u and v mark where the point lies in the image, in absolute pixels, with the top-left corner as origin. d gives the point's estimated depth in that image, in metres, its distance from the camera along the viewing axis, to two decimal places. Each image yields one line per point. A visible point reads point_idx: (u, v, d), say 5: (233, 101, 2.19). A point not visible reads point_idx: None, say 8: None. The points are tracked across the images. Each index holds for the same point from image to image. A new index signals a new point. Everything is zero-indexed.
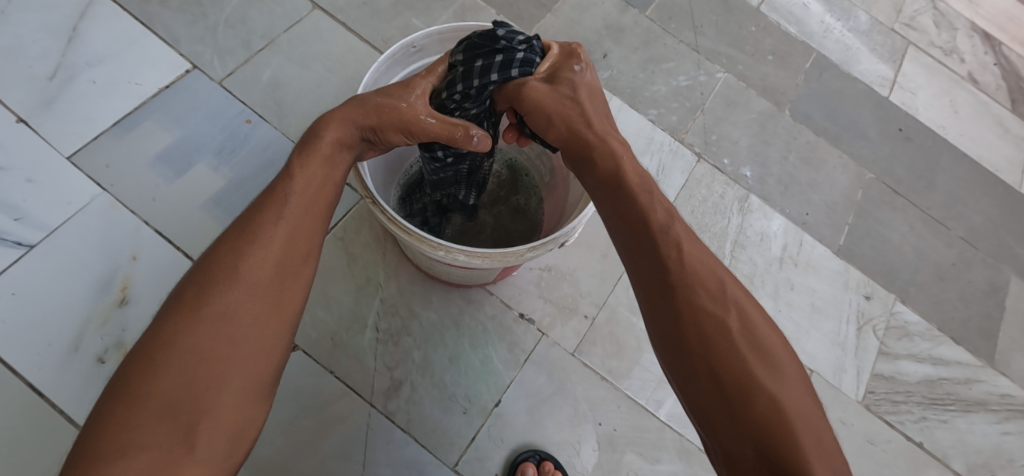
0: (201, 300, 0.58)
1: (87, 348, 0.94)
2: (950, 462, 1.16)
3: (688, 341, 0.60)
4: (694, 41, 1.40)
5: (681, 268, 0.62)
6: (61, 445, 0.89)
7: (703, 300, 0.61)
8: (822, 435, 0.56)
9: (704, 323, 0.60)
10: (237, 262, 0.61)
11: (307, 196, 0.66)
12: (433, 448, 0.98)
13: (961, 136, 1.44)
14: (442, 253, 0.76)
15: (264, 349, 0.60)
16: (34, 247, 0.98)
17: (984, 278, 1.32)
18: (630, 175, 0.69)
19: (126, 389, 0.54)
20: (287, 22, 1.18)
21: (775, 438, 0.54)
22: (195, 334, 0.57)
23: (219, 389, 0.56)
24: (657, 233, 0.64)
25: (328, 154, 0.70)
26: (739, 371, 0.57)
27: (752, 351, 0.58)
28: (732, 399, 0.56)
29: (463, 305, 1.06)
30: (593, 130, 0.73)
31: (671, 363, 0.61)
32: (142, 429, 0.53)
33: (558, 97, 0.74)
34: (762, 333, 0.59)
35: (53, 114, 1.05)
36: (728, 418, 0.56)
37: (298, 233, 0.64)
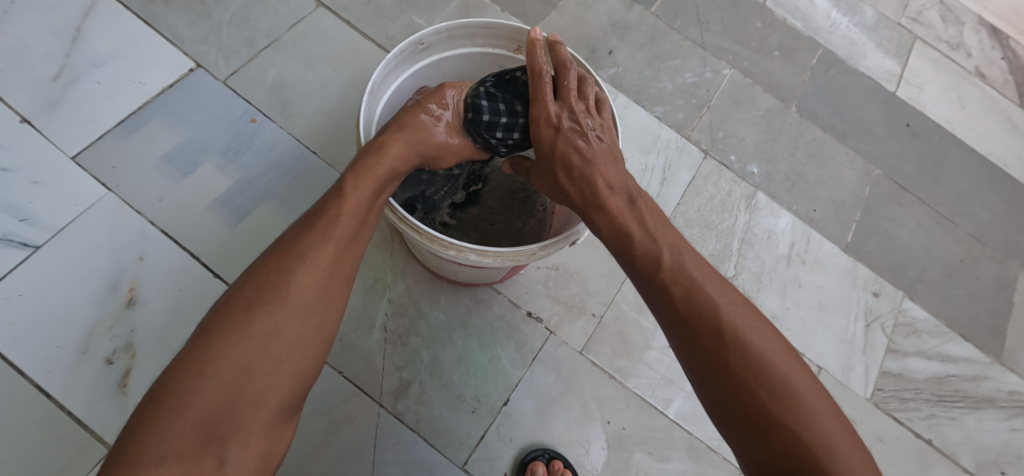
0: (248, 316, 0.61)
1: (96, 349, 0.94)
2: (959, 459, 1.16)
3: (718, 373, 0.66)
4: (700, 38, 1.39)
5: (683, 308, 0.68)
6: (71, 447, 0.89)
7: (705, 338, 0.67)
8: (840, 451, 0.61)
9: (712, 360, 0.66)
10: (284, 282, 0.63)
11: (354, 219, 0.69)
12: (442, 448, 0.98)
13: (969, 132, 1.43)
14: (453, 253, 0.75)
15: (301, 370, 0.62)
16: (41, 248, 0.97)
17: (992, 274, 1.31)
18: (628, 223, 0.74)
19: (168, 399, 0.56)
20: (291, 21, 1.17)
21: (794, 461, 0.61)
22: (239, 349, 0.59)
23: (255, 406, 0.59)
24: (669, 273, 0.70)
25: (380, 178, 0.72)
26: (752, 404, 0.64)
27: (757, 382, 0.64)
28: (765, 424, 0.63)
29: (471, 305, 1.06)
30: (578, 196, 0.78)
31: (706, 393, 0.67)
32: (176, 439, 0.55)
33: (545, 171, 0.81)
34: (770, 360, 0.65)
35: (58, 115, 1.05)
36: (745, 444, 0.64)
37: (341, 254, 0.67)
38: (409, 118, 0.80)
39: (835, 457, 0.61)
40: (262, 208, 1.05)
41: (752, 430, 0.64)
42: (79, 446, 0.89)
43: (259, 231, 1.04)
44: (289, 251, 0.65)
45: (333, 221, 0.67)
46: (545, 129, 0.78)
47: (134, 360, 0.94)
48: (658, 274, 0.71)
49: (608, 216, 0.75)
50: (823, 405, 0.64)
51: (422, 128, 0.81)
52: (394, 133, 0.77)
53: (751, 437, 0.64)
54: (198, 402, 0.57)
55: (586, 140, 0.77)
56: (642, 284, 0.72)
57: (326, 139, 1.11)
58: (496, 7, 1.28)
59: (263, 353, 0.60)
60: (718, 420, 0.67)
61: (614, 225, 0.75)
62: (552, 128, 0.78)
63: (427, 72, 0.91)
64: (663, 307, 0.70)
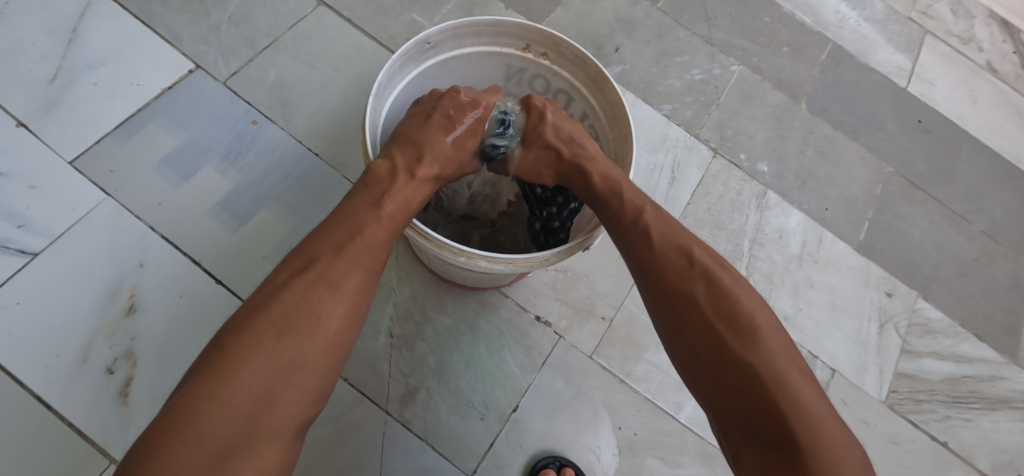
0: (269, 340, 0.59)
1: (96, 358, 0.92)
2: (975, 461, 1.14)
3: (691, 321, 0.67)
4: (708, 34, 1.37)
5: (656, 252, 0.71)
6: (72, 458, 0.87)
7: (674, 280, 0.69)
8: (802, 393, 0.62)
9: (679, 301, 0.68)
10: (306, 306, 0.62)
11: (379, 246, 0.68)
12: (451, 456, 0.96)
13: (981, 127, 1.41)
14: (463, 260, 0.73)
15: (318, 396, 0.62)
16: (39, 254, 0.95)
17: (1007, 272, 1.29)
18: (599, 179, 0.78)
19: (181, 421, 0.54)
20: (291, 20, 1.15)
21: (753, 397, 0.62)
22: (257, 370, 0.58)
23: (272, 433, 0.58)
24: (644, 223, 0.73)
25: (405, 207, 0.72)
26: (715, 343, 0.65)
27: (722, 319, 0.65)
28: (737, 364, 0.63)
29: (478, 309, 1.04)
30: (564, 160, 0.83)
31: (676, 344, 0.68)
32: (189, 460, 0.53)
33: (538, 149, 0.85)
34: (737, 299, 0.66)
35: (54, 118, 1.02)
36: (705, 384, 0.66)
37: (366, 280, 0.66)
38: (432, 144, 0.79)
39: (794, 395, 0.61)
40: (264, 212, 1.03)
41: (712, 369, 0.65)
42: (80, 457, 0.87)
43: (261, 235, 1.01)
44: (311, 272, 0.63)
45: (363, 247, 0.66)
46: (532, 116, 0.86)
47: (135, 368, 0.92)
48: (634, 220, 0.73)
49: (596, 166, 0.80)
50: (788, 348, 0.65)
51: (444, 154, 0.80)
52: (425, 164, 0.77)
53: (710, 375, 0.65)
54: (213, 422, 0.55)
55: (567, 119, 0.86)
56: (619, 233, 0.75)
57: (328, 141, 1.08)
58: (500, 5, 1.26)
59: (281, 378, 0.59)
60: (681, 362, 0.68)
61: (606, 172, 0.79)
62: (541, 104, 0.86)
63: (432, 71, 0.89)
64: (636, 251, 0.72)
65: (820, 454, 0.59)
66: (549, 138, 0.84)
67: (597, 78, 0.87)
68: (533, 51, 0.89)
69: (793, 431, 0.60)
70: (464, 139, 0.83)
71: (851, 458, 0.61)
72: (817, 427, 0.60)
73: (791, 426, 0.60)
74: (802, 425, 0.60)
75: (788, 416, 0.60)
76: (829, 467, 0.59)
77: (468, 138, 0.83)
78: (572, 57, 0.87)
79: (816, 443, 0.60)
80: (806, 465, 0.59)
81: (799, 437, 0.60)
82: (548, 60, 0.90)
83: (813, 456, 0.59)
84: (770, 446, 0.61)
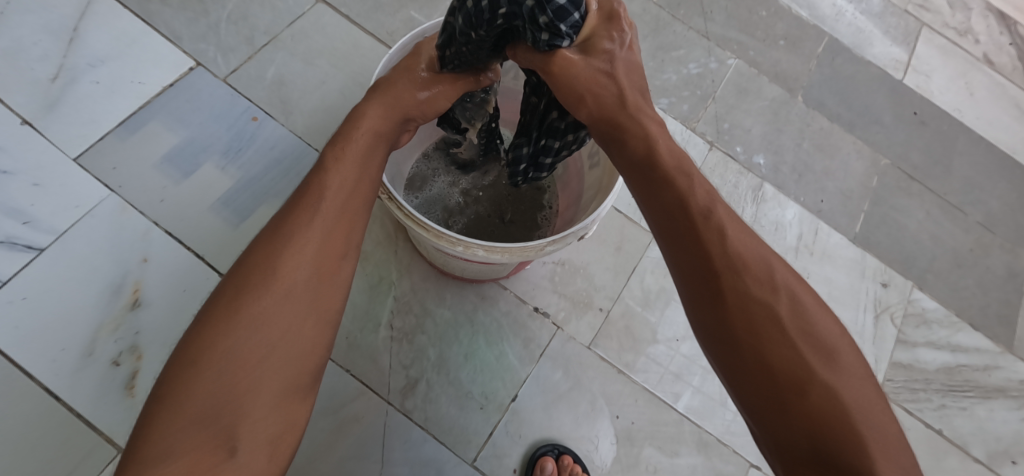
0: (232, 304, 0.55)
1: (102, 352, 0.93)
2: (970, 449, 1.15)
3: (751, 335, 0.55)
4: (704, 28, 1.37)
5: (732, 257, 0.58)
6: (79, 450, 0.89)
7: (752, 289, 0.57)
8: (884, 427, 0.53)
9: (757, 315, 0.56)
10: (269, 262, 0.57)
11: (342, 189, 0.62)
12: (451, 446, 0.97)
13: (977, 119, 1.42)
14: (460, 249, 0.74)
15: (301, 351, 0.56)
16: (44, 251, 0.97)
17: (1003, 263, 1.30)
18: (663, 157, 0.63)
19: (166, 394, 0.52)
20: (289, 18, 1.16)
21: (837, 432, 0.51)
22: (234, 336, 0.54)
23: (254, 396, 0.53)
24: (700, 216, 0.59)
25: (360, 145, 0.66)
26: (799, 366, 0.54)
27: (799, 335, 0.55)
28: (803, 393, 0.53)
29: (477, 301, 1.05)
30: (626, 109, 0.65)
31: (721, 357, 0.57)
32: (179, 434, 0.51)
33: (598, 73, 0.65)
34: (817, 323, 0.56)
35: (57, 116, 1.04)
36: (767, 413, 0.54)
37: (328, 230, 0.60)
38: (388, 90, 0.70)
39: (870, 435, 0.52)
40: (265, 208, 1.04)
41: (792, 398, 0.53)
42: (88, 448, 0.89)
43: None
44: (279, 229, 0.59)
45: (331, 197, 0.61)
46: (607, 34, 0.65)
47: (141, 361, 0.93)
48: (700, 214, 0.59)
49: (659, 132, 0.65)
50: (870, 377, 0.55)
51: (405, 99, 0.70)
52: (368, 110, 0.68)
53: (779, 403, 0.54)
54: (196, 394, 0.52)
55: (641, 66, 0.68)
56: (679, 225, 0.60)
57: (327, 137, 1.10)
58: None
59: (252, 337, 0.54)
60: (735, 387, 0.56)
61: (672, 144, 0.65)
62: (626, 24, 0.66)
63: None
64: (705, 255, 0.58)
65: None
66: (619, 72, 0.66)
67: None
68: None
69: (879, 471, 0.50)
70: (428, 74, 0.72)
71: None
72: (902, 464, 0.52)
73: (877, 462, 0.50)
74: (888, 460, 0.51)
75: (873, 452, 0.51)
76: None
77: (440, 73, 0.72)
78: None
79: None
80: None
81: None
82: None
83: None
84: None
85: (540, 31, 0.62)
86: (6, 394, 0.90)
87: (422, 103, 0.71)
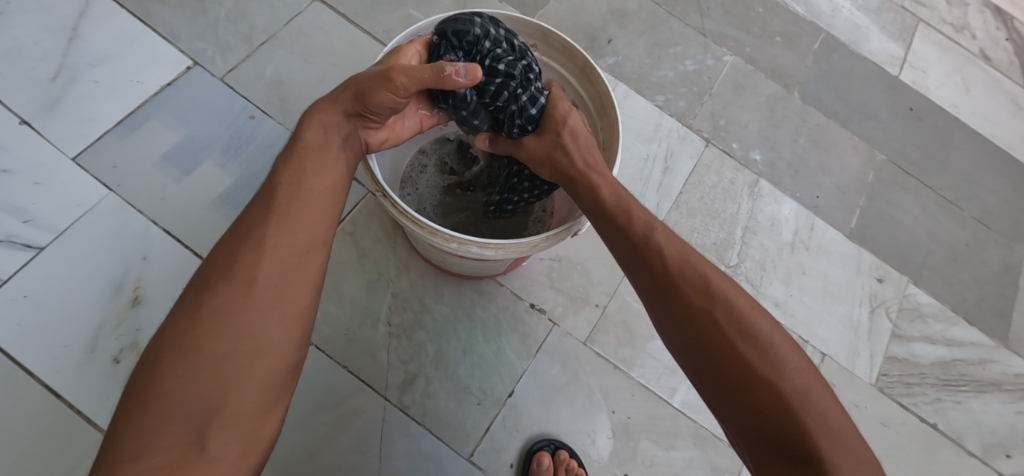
0: (202, 307, 0.59)
1: (103, 349, 0.94)
2: (965, 442, 1.16)
3: (700, 339, 0.66)
4: (701, 25, 1.38)
5: (670, 272, 0.69)
6: (81, 446, 0.90)
7: (692, 300, 0.67)
8: (822, 406, 0.62)
9: (700, 321, 0.66)
10: (235, 267, 0.62)
11: (299, 193, 0.66)
12: (449, 440, 0.98)
13: (974, 115, 1.42)
14: (454, 246, 0.75)
15: (268, 349, 0.60)
16: (44, 249, 0.98)
17: (998, 258, 1.31)
18: (609, 198, 0.75)
19: (144, 391, 0.56)
20: (287, 16, 1.17)
21: (780, 418, 0.61)
22: (202, 332, 0.58)
23: (229, 392, 0.57)
24: (642, 244, 0.71)
25: (314, 150, 0.69)
26: (742, 363, 0.64)
27: (739, 336, 0.65)
28: (747, 384, 0.63)
29: (475, 298, 1.06)
30: (576, 164, 0.77)
31: (684, 357, 0.68)
32: (157, 427, 0.54)
33: (551, 142, 0.80)
34: (756, 323, 0.65)
35: (57, 115, 1.05)
36: (726, 401, 0.64)
37: (292, 234, 0.64)
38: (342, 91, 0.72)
39: (811, 413, 0.61)
40: None
41: (737, 390, 0.63)
42: (91, 444, 0.90)
43: None
44: (241, 233, 0.64)
45: (291, 198, 0.66)
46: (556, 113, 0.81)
47: (141, 358, 0.95)
48: (643, 241, 0.72)
49: (605, 177, 0.76)
50: (807, 367, 0.64)
51: (359, 100, 0.71)
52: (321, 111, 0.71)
53: (732, 394, 0.64)
54: (171, 389, 0.56)
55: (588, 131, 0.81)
56: (630, 247, 0.72)
57: None
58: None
59: (222, 336, 0.58)
60: (698, 379, 0.67)
61: (614, 187, 0.75)
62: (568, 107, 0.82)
63: None
64: (651, 272, 0.70)
65: (844, 466, 0.60)
66: (565, 135, 0.79)
67: (586, 69, 0.86)
68: None
69: (817, 444, 0.60)
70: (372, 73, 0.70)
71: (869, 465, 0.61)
72: (840, 441, 0.61)
73: (816, 440, 0.60)
74: (826, 438, 0.60)
75: (811, 428, 0.60)
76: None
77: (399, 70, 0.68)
78: (561, 49, 0.87)
79: (837, 453, 0.60)
80: None
81: (824, 448, 0.60)
82: (538, 52, 0.90)
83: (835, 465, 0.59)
84: (794, 459, 0.60)
85: (513, 125, 0.82)
86: (9, 391, 0.91)
87: (369, 105, 0.71)
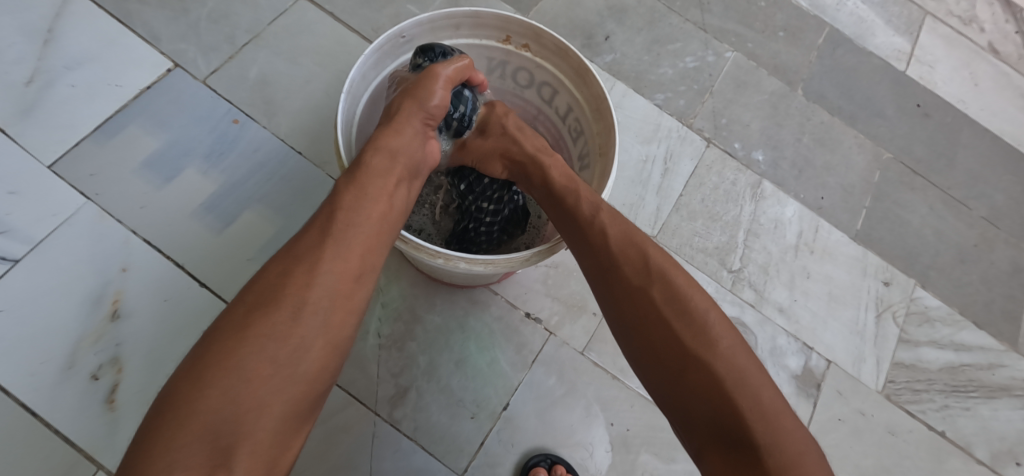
0: (247, 320, 0.56)
1: (82, 365, 0.91)
2: (973, 450, 1.13)
3: (644, 323, 0.64)
4: (701, 20, 1.34)
5: (613, 252, 0.68)
6: (59, 467, 0.87)
7: (631, 279, 0.66)
8: (760, 392, 0.59)
9: (639, 300, 0.65)
10: (287, 281, 0.58)
11: (360, 209, 0.63)
12: (442, 455, 0.95)
13: (982, 111, 1.38)
14: (440, 262, 0.71)
15: (304, 373, 0.57)
16: (21, 261, 0.94)
17: (1008, 259, 1.27)
18: (557, 179, 0.76)
19: (175, 404, 0.52)
20: (272, 15, 1.13)
21: (713, 400, 0.59)
22: (246, 352, 0.54)
23: (261, 414, 0.54)
24: (586, 222, 0.70)
25: (382, 164, 0.68)
26: (675, 345, 0.62)
27: (677, 318, 0.63)
28: (683, 367, 0.61)
29: (468, 307, 1.03)
30: (523, 149, 0.81)
31: (628, 342, 0.66)
32: (183, 449, 0.51)
33: (496, 137, 0.84)
34: (692, 301, 0.63)
35: (32, 122, 1.01)
36: (664, 385, 0.62)
37: (352, 256, 0.61)
38: (405, 106, 0.74)
39: (749, 397, 0.59)
40: (248, 213, 1.01)
41: (676, 374, 0.61)
42: (68, 464, 0.87)
43: (246, 236, 1.00)
44: (299, 253, 0.60)
45: (353, 221, 0.62)
46: (493, 112, 0.85)
47: (122, 374, 0.91)
48: (590, 219, 0.70)
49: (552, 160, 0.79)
50: (743, 347, 0.62)
51: (416, 108, 0.74)
52: (393, 128, 0.71)
53: (671, 377, 0.62)
54: (204, 410, 0.52)
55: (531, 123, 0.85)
56: (572, 228, 0.72)
57: (312, 139, 1.07)
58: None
59: (262, 352, 0.55)
60: (638, 362, 0.65)
61: (561, 170, 0.77)
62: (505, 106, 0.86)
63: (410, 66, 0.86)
64: (595, 250, 0.69)
65: (783, 451, 0.57)
66: (506, 126, 0.83)
67: (580, 71, 0.82)
68: (514, 43, 0.86)
69: (751, 431, 0.57)
70: (427, 76, 0.76)
71: (809, 450, 0.58)
72: (778, 425, 0.58)
73: (750, 424, 0.58)
74: (762, 423, 0.58)
75: (745, 415, 0.58)
76: (790, 466, 0.56)
77: (437, 71, 0.76)
78: (555, 49, 0.83)
79: (775, 441, 0.57)
80: (761, 468, 0.56)
81: (756, 434, 0.57)
82: (530, 52, 0.86)
83: (770, 453, 0.57)
84: (730, 447, 0.58)
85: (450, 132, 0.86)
86: None
87: (434, 103, 0.76)
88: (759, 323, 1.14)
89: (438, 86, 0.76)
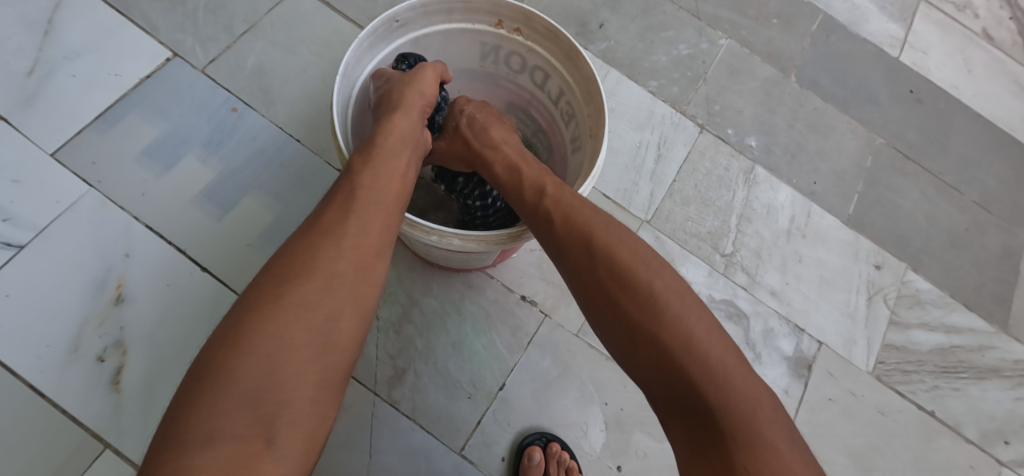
0: (278, 294, 0.58)
1: (87, 348, 0.93)
2: (962, 430, 1.15)
3: (602, 301, 0.66)
4: (695, 7, 1.35)
5: (560, 237, 0.69)
6: (65, 445, 0.89)
7: (580, 261, 0.68)
8: (710, 355, 0.60)
9: (595, 279, 0.66)
10: (310, 257, 0.60)
11: (376, 188, 0.66)
12: (440, 435, 0.97)
13: (975, 97, 1.39)
14: (435, 239, 0.73)
15: (332, 341, 0.58)
16: (25, 247, 0.96)
17: (999, 243, 1.29)
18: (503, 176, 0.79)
19: (212, 374, 0.54)
20: (268, 5, 1.14)
21: (666, 370, 0.61)
22: (281, 321, 0.56)
23: (295, 381, 0.55)
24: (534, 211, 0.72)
25: (392, 149, 0.70)
26: (625, 319, 0.64)
27: (626, 294, 0.64)
28: (639, 340, 0.63)
29: (464, 291, 1.05)
30: (473, 143, 0.83)
31: (592, 321, 0.68)
32: (225, 416, 0.52)
33: (450, 133, 0.86)
34: (637, 275, 0.65)
35: (34, 111, 1.03)
36: (626, 357, 0.64)
37: (370, 233, 0.63)
38: (402, 91, 0.77)
39: (701, 364, 0.59)
40: (248, 200, 1.03)
41: (634, 347, 0.63)
42: (74, 443, 0.89)
43: (246, 222, 1.02)
44: (321, 230, 0.62)
45: (372, 199, 0.65)
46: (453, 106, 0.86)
47: (126, 356, 0.94)
48: (535, 207, 0.72)
49: (498, 152, 0.81)
50: (696, 313, 0.63)
51: (416, 96, 0.77)
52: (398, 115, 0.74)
53: (630, 350, 0.64)
54: (241, 378, 0.53)
55: (486, 113, 0.85)
56: (526, 217, 0.74)
57: (310, 127, 1.09)
58: None
59: (291, 323, 0.57)
60: (604, 336, 0.67)
61: (507, 161, 0.79)
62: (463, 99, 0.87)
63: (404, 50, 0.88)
64: (551, 232, 0.70)
65: (736, 413, 0.58)
66: (459, 121, 0.85)
67: (571, 53, 0.84)
68: (505, 28, 0.87)
69: (704, 396, 0.58)
70: (420, 72, 0.79)
71: (766, 408, 0.59)
72: (731, 385, 0.59)
73: (702, 390, 0.59)
74: (715, 386, 0.59)
75: (697, 381, 0.59)
76: (745, 425, 0.57)
77: (423, 67, 0.81)
78: (545, 32, 0.84)
79: (728, 403, 0.58)
80: (719, 430, 0.57)
81: (709, 398, 0.58)
82: (521, 36, 0.87)
83: (724, 415, 0.58)
84: (689, 412, 0.60)
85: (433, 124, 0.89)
86: None
87: (428, 92, 0.79)
88: (752, 308, 1.16)
89: (428, 80, 0.80)
